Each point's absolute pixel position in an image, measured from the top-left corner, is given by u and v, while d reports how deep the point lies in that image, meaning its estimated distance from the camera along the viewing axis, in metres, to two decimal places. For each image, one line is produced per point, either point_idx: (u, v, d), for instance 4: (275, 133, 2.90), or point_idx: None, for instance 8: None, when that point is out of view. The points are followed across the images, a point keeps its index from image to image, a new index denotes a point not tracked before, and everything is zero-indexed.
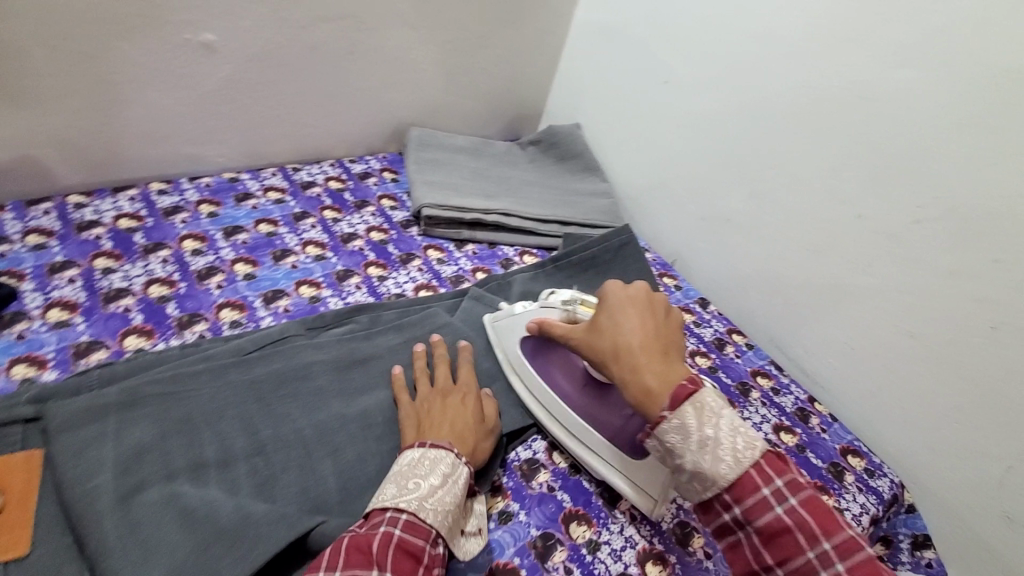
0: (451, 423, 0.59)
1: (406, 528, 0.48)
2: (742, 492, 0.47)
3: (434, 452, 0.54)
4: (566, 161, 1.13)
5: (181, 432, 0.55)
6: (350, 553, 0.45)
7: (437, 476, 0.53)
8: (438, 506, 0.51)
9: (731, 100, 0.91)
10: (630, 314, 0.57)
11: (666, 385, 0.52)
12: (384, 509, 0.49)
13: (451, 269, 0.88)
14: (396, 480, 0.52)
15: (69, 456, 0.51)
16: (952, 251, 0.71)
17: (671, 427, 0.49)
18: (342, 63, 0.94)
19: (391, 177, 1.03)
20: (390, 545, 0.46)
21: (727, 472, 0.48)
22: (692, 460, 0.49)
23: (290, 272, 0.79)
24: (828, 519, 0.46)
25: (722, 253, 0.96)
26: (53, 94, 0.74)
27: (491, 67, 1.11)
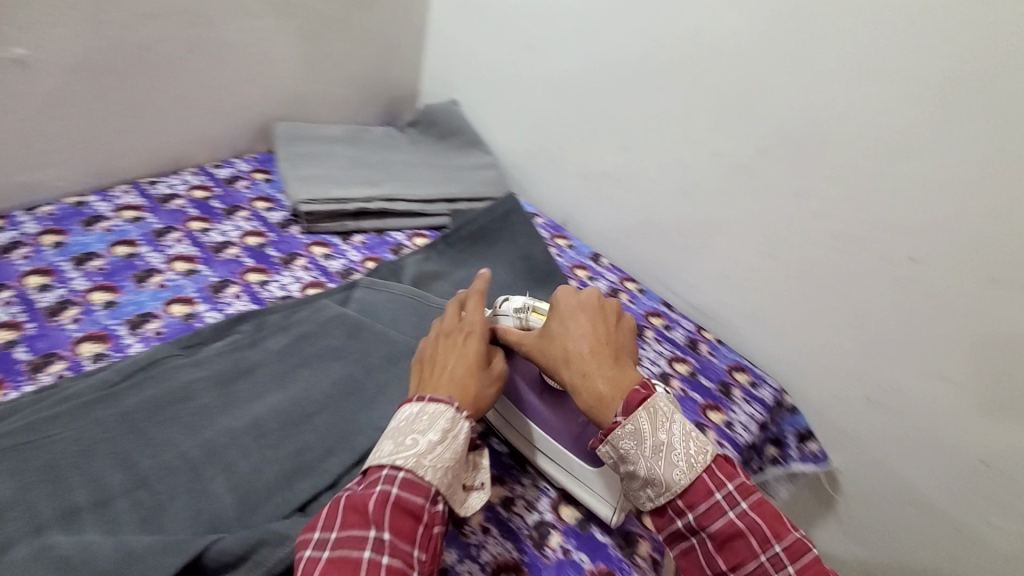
0: (452, 371, 0.58)
1: (405, 486, 0.49)
2: (695, 499, 0.52)
3: (432, 407, 0.54)
4: (446, 139, 1.12)
5: (47, 480, 0.52)
6: (347, 512, 0.47)
7: (437, 431, 0.52)
8: (436, 462, 0.51)
9: (589, 59, 0.94)
10: (580, 321, 0.62)
11: (619, 392, 0.56)
12: (381, 466, 0.50)
13: (338, 263, 0.86)
14: (393, 436, 0.52)
15: None
16: (793, 173, 0.78)
17: (625, 433, 0.54)
18: (185, 62, 0.88)
19: (263, 178, 0.98)
20: (388, 504, 0.48)
21: (680, 479, 0.52)
22: (646, 467, 0.53)
23: (158, 292, 0.74)
24: (776, 522, 0.52)
25: (606, 208, 1.00)
26: None
27: (354, 50, 1.07)
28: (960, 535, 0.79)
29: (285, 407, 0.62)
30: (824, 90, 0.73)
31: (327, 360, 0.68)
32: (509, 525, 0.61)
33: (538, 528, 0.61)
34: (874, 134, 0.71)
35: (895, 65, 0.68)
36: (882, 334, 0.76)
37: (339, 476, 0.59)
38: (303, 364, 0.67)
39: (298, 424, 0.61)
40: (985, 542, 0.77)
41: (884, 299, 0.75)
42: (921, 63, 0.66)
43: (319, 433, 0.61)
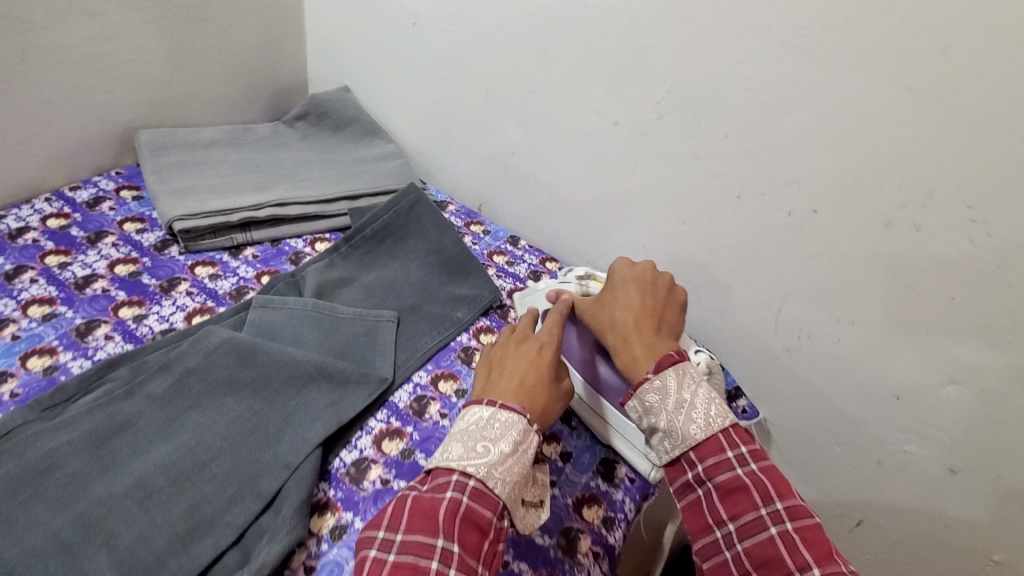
0: (522, 375, 0.57)
1: (474, 495, 0.48)
2: (706, 452, 0.52)
3: (504, 414, 0.53)
4: (342, 130, 1.04)
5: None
6: (415, 516, 0.46)
7: (508, 443, 0.51)
8: (507, 474, 0.50)
9: (479, 32, 0.88)
10: (631, 292, 0.64)
11: (652, 355, 0.58)
12: (450, 470, 0.49)
13: (228, 282, 0.77)
14: (463, 440, 0.51)
15: None
16: (691, 135, 0.76)
17: (651, 388, 0.55)
18: (9, 74, 0.75)
19: (132, 196, 0.87)
20: (457, 515, 0.46)
21: (697, 433, 0.53)
22: (665, 419, 0.54)
23: (10, 345, 0.64)
24: (783, 485, 0.50)
25: (519, 187, 0.96)
26: None
27: (221, 40, 0.96)
28: (878, 466, 0.83)
29: (172, 459, 0.56)
30: (710, 48, 0.70)
31: (219, 397, 0.62)
32: None
33: None
34: (763, 89, 0.68)
35: (773, 15, 0.65)
36: (794, 287, 0.77)
37: (246, 525, 0.54)
38: (192, 406, 0.61)
39: (190, 476, 0.55)
40: (899, 470, 0.82)
41: (792, 254, 0.75)
42: (798, 12, 0.63)
43: (217, 482, 0.56)
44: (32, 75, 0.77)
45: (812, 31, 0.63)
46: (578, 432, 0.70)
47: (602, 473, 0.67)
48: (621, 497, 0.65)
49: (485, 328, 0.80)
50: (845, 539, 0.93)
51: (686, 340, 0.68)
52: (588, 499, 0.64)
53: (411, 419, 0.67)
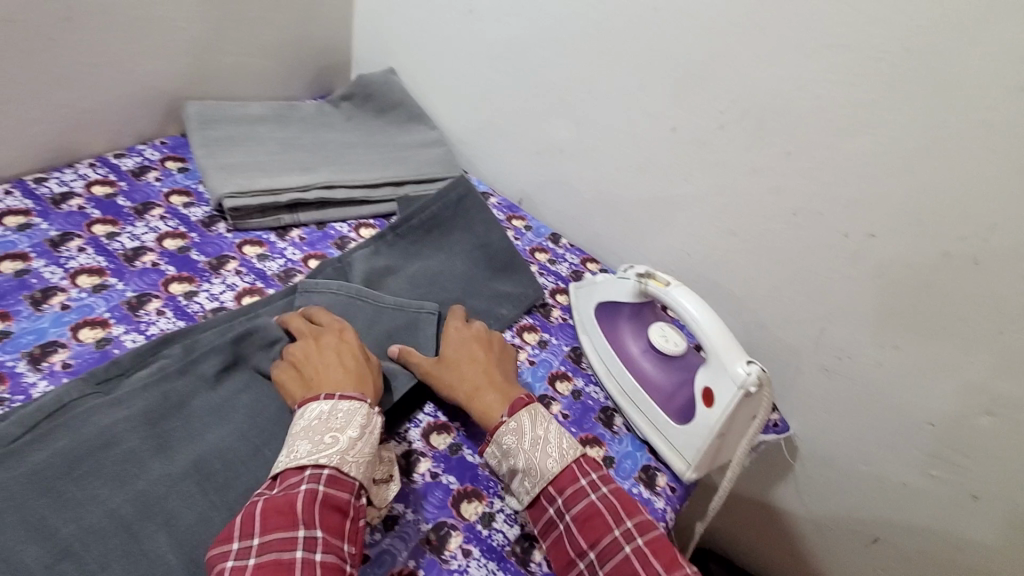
0: (342, 362, 0.60)
1: (330, 482, 0.51)
2: (563, 483, 0.57)
3: (344, 404, 0.55)
4: (385, 113, 1.02)
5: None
6: (270, 518, 0.48)
7: (355, 428, 0.54)
8: (359, 457, 0.53)
9: (537, 25, 0.86)
10: (471, 346, 0.67)
11: (505, 401, 0.63)
12: (301, 467, 0.51)
13: (276, 264, 0.77)
14: (308, 435, 0.53)
15: None
16: (752, 149, 0.75)
17: (508, 429, 0.59)
18: (62, 35, 0.73)
19: (177, 167, 0.86)
20: (316, 502, 0.49)
21: (554, 467, 0.58)
22: (524, 456, 0.58)
23: (61, 315, 0.63)
24: (630, 505, 0.57)
25: (563, 184, 0.95)
26: None
27: (271, 14, 0.94)
28: (901, 487, 0.85)
29: (229, 441, 0.57)
30: (781, 64, 0.69)
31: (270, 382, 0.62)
32: (490, 543, 0.58)
33: (521, 543, 0.59)
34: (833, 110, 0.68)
35: (852, 36, 0.64)
36: (840, 307, 0.77)
37: None
38: (243, 390, 0.61)
39: (247, 460, 0.56)
40: (921, 494, 0.83)
41: (842, 275, 0.75)
42: (877, 33, 0.63)
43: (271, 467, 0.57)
44: (84, 37, 0.75)
45: (892, 55, 0.63)
46: (620, 437, 0.70)
47: (644, 481, 0.66)
48: (662, 505, 0.65)
49: (529, 326, 0.80)
50: (860, 553, 0.94)
51: (734, 345, 0.63)
52: None
53: (459, 414, 0.67)
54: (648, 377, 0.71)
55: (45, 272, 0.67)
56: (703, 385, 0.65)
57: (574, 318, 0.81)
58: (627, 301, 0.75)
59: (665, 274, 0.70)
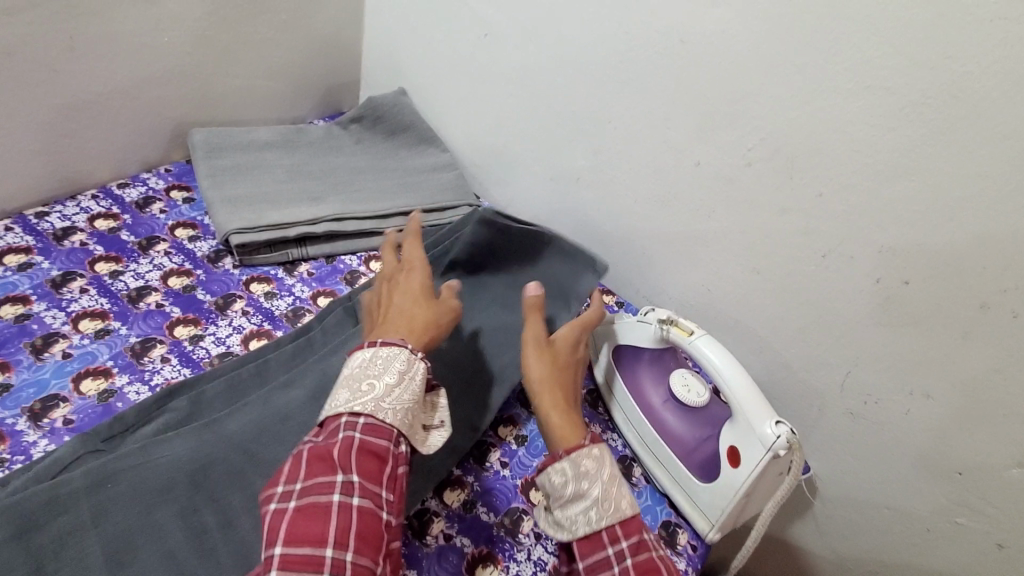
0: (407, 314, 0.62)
1: (367, 430, 0.50)
2: (630, 529, 0.51)
3: (384, 351, 0.55)
4: (396, 136, 0.99)
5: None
6: (312, 462, 0.47)
7: (392, 374, 0.53)
8: (395, 405, 0.52)
9: (555, 51, 0.83)
10: (569, 361, 0.65)
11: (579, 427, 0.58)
12: (337, 416, 0.51)
13: (284, 302, 0.75)
14: (349, 384, 0.52)
15: None
16: (781, 188, 0.72)
17: (588, 454, 0.54)
18: (64, 64, 0.70)
19: (182, 197, 0.84)
20: (354, 449, 0.48)
21: (627, 509, 0.52)
22: (600, 487, 0.52)
23: (63, 364, 0.61)
24: None
25: (579, 213, 0.92)
26: None
27: (280, 35, 0.91)
28: (931, 534, 0.79)
29: (229, 508, 0.54)
30: (814, 104, 0.66)
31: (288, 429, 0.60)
32: None
33: None
34: (869, 153, 0.64)
35: (895, 79, 0.60)
36: (869, 352, 0.73)
37: None
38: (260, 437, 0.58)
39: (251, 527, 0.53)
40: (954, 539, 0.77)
41: (873, 321, 0.71)
42: (920, 78, 0.59)
43: None
44: (85, 66, 0.72)
45: (939, 101, 0.59)
46: (639, 490, 0.68)
47: (664, 539, 0.64)
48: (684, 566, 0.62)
49: None
50: None
51: (764, 406, 0.60)
52: None
53: (474, 467, 0.66)
54: (669, 429, 0.68)
55: (46, 316, 0.64)
56: (729, 444, 0.63)
57: (591, 359, 0.77)
58: (646, 346, 0.72)
59: (688, 322, 0.67)
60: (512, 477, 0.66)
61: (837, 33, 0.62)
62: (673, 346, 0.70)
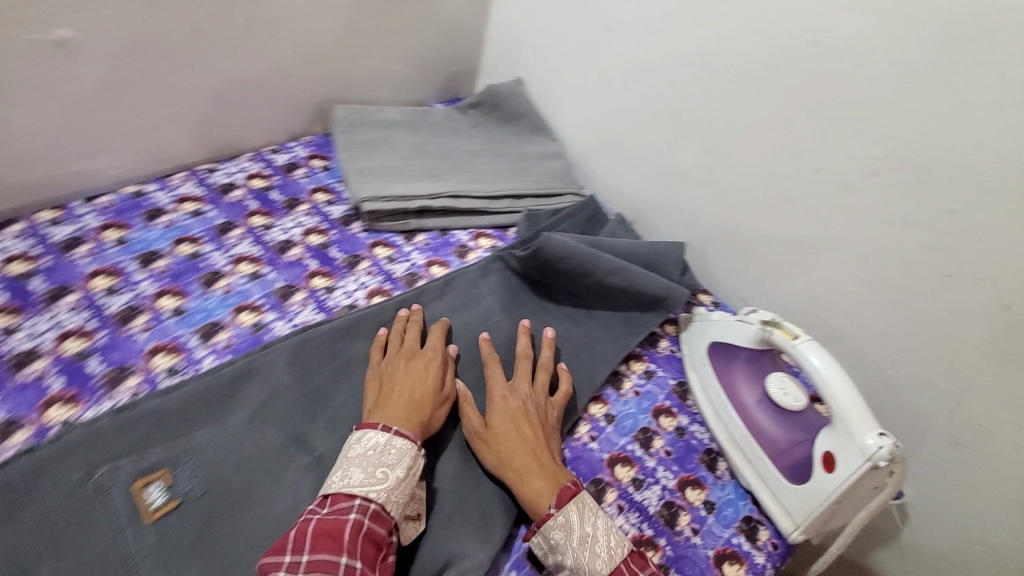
0: (407, 390, 0.62)
1: (374, 517, 0.52)
2: None
3: (399, 441, 0.56)
4: (510, 122, 1.05)
5: (152, 525, 0.52)
6: (319, 538, 0.49)
7: (402, 468, 0.55)
8: (400, 497, 0.54)
9: (680, 46, 0.85)
10: (511, 421, 0.64)
11: (553, 486, 0.59)
12: (351, 496, 0.52)
13: (403, 266, 0.82)
14: (362, 464, 0.54)
15: (81, 530, 0.51)
16: (906, 201, 0.70)
17: (556, 525, 0.56)
18: (242, 43, 0.81)
19: (321, 165, 0.94)
20: (361, 533, 0.50)
21: (602, 567, 0.54)
22: (572, 556, 0.55)
23: (225, 298, 0.72)
24: None
25: (684, 209, 0.93)
26: None
27: (416, 23, 0.99)
28: None
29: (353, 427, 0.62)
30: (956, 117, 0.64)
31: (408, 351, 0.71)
32: None
33: None
34: (1013, 170, 0.62)
35: None
36: (986, 379, 0.69)
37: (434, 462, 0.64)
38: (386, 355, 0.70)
39: None
40: None
41: (997, 349, 0.68)
42: None
43: None
44: (258, 44, 0.83)
45: None
46: (723, 483, 0.69)
47: (744, 532, 0.65)
48: (762, 561, 0.63)
49: (637, 355, 0.80)
50: None
51: (868, 418, 0.60)
52: (729, 556, 0.63)
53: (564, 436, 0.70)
54: (759, 428, 0.69)
55: (212, 256, 0.76)
56: (824, 450, 0.62)
57: (683, 354, 0.79)
58: (744, 346, 0.73)
59: (793, 325, 0.67)
60: (599, 450, 0.69)
61: (993, 46, 0.60)
62: (773, 348, 0.70)
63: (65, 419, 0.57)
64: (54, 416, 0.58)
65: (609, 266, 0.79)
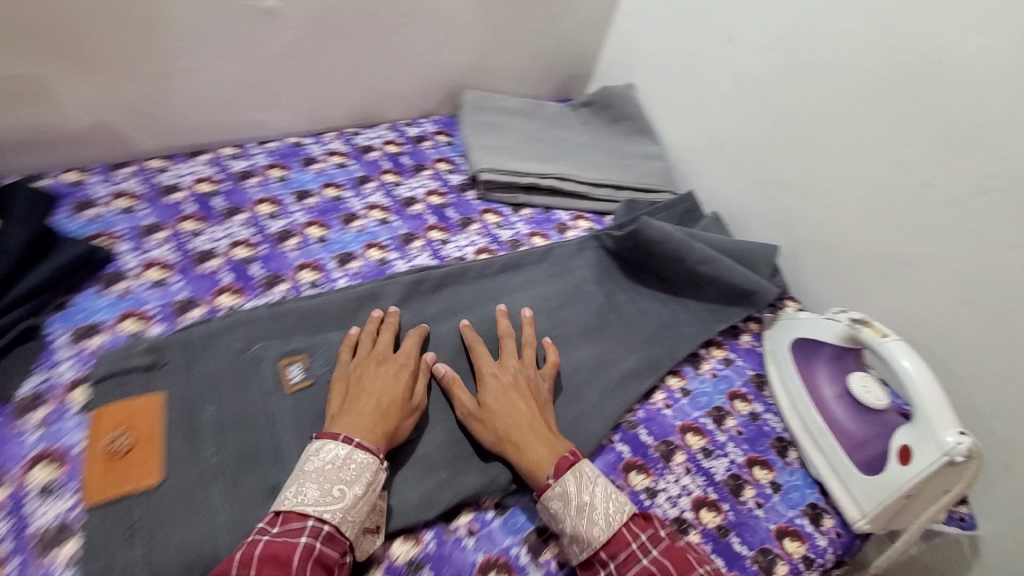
0: (377, 398, 0.59)
1: (327, 540, 0.50)
2: (616, 547, 0.55)
3: (360, 454, 0.54)
4: (618, 122, 1.12)
5: (290, 395, 0.62)
6: (265, 561, 0.47)
7: (361, 484, 0.53)
8: (357, 517, 0.52)
9: (796, 60, 0.89)
10: (508, 400, 0.64)
11: (552, 457, 0.60)
12: (304, 516, 0.50)
13: (508, 233, 0.91)
14: (319, 480, 0.52)
15: (239, 385, 0.62)
16: (1016, 221, 0.70)
17: (554, 495, 0.57)
18: (401, 27, 0.95)
19: (446, 140, 1.05)
20: (311, 557, 0.48)
21: (601, 535, 0.55)
22: (571, 525, 0.56)
23: (358, 235, 0.83)
24: (683, 563, 0.54)
25: (779, 217, 0.96)
26: (119, 62, 0.77)
27: (545, 26, 1.10)
28: None
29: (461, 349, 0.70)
30: None
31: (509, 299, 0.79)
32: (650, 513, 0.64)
33: (677, 524, 0.63)
34: None
35: None
36: None
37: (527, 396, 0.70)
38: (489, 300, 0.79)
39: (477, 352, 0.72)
40: None
41: None
42: None
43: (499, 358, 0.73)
44: (413, 29, 0.96)
45: None
46: (791, 469, 0.71)
47: (809, 515, 0.66)
48: (824, 544, 0.64)
49: (718, 342, 0.84)
50: None
51: (949, 416, 0.60)
52: (791, 533, 0.65)
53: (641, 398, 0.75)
54: (836, 422, 0.70)
55: (352, 200, 0.88)
56: (901, 444, 0.63)
57: (764, 349, 0.82)
58: (829, 343, 0.74)
59: (883, 325, 0.69)
60: (672, 416, 0.73)
61: None
62: (858, 348, 0.72)
63: (231, 305, 0.70)
64: (223, 302, 0.71)
65: (701, 255, 0.83)
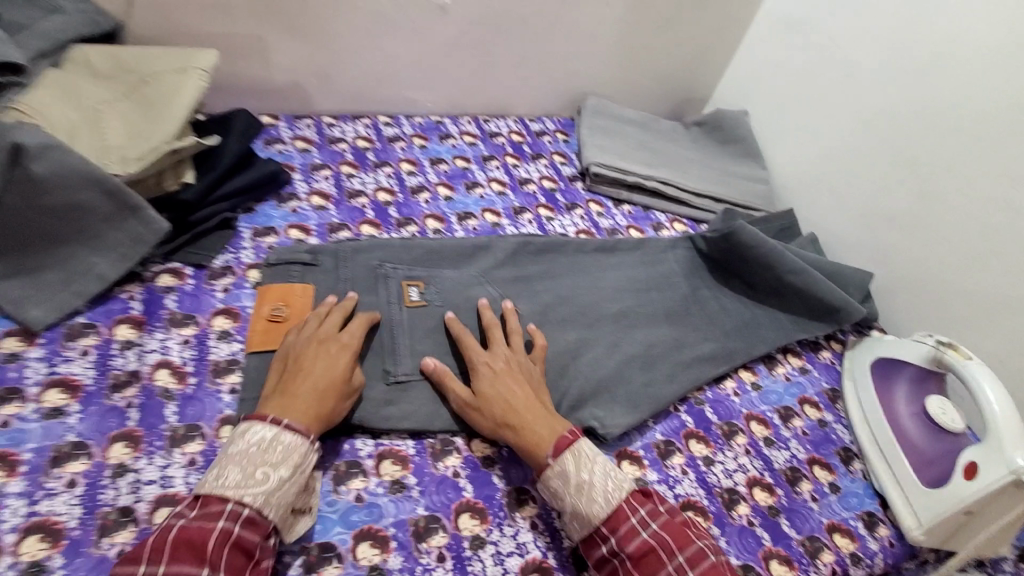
0: (313, 381, 0.57)
1: (247, 523, 0.49)
2: (617, 521, 0.56)
3: (288, 436, 0.53)
4: (727, 143, 1.18)
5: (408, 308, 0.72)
6: (180, 546, 0.45)
7: (286, 467, 0.52)
8: (282, 500, 0.51)
9: (919, 99, 0.91)
10: (506, 385, 0.64)
11: (551, 434, 0.61)
12: (223, 499, 0.49)
13: (608, 222, 1.00)
14: (240, 463, 0.51)
15: (372, 291, 0.73)
16: None
17: (554, 472, 0.58)
18: (545, 34, 1.08)
19: (563, 138, 1.17)
20: (228, 541, 0.47)
21: (600, 511, 0.56)
22: (570, 504, 0.57)
23: (478, 200, 0.96)
24: (682, 536, 0.56)
25: (878, 249, 0.97)
26: (323, 34, 0.95)
27: (672, 49, 1.19)
28: None
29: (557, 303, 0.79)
30: None
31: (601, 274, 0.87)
32: (704, 476, 0.68)
33: (729, 493, 0.67)
34: None
35: None
36: None
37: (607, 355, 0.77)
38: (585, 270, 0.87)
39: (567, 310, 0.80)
40: None
41: None
42: None
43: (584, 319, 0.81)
44: (554, 37, 1.09)
45: None
46: (853, 477, 0.72)
47: (863, 520, 0.68)
48: (874, 548, 0.66)
49: (796, 352, 0.86)
50: None
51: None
52: (841, 529, 0.66)
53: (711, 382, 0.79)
54: (906, 437, 0.72)
55: (477, 172, 1.01)
56: (969, 462, 0.65)
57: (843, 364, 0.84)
58: (912, 364, 0.76)
59: (970, 350, 0.70)
60: (739, 404, 0.77)
61: None
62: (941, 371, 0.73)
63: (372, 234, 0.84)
64: (366, 231, 0.85)
65: (792, 266, 0.87)
